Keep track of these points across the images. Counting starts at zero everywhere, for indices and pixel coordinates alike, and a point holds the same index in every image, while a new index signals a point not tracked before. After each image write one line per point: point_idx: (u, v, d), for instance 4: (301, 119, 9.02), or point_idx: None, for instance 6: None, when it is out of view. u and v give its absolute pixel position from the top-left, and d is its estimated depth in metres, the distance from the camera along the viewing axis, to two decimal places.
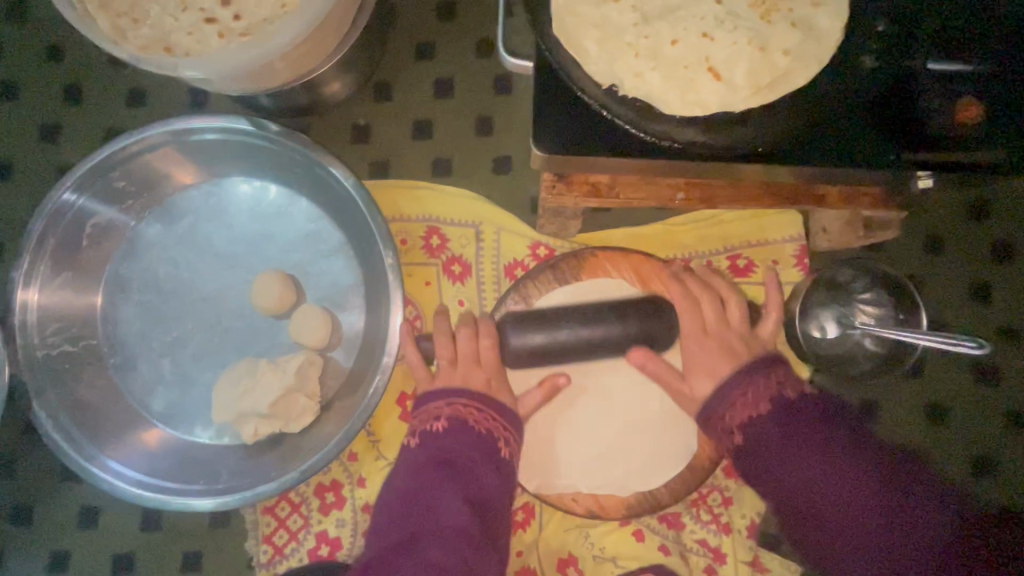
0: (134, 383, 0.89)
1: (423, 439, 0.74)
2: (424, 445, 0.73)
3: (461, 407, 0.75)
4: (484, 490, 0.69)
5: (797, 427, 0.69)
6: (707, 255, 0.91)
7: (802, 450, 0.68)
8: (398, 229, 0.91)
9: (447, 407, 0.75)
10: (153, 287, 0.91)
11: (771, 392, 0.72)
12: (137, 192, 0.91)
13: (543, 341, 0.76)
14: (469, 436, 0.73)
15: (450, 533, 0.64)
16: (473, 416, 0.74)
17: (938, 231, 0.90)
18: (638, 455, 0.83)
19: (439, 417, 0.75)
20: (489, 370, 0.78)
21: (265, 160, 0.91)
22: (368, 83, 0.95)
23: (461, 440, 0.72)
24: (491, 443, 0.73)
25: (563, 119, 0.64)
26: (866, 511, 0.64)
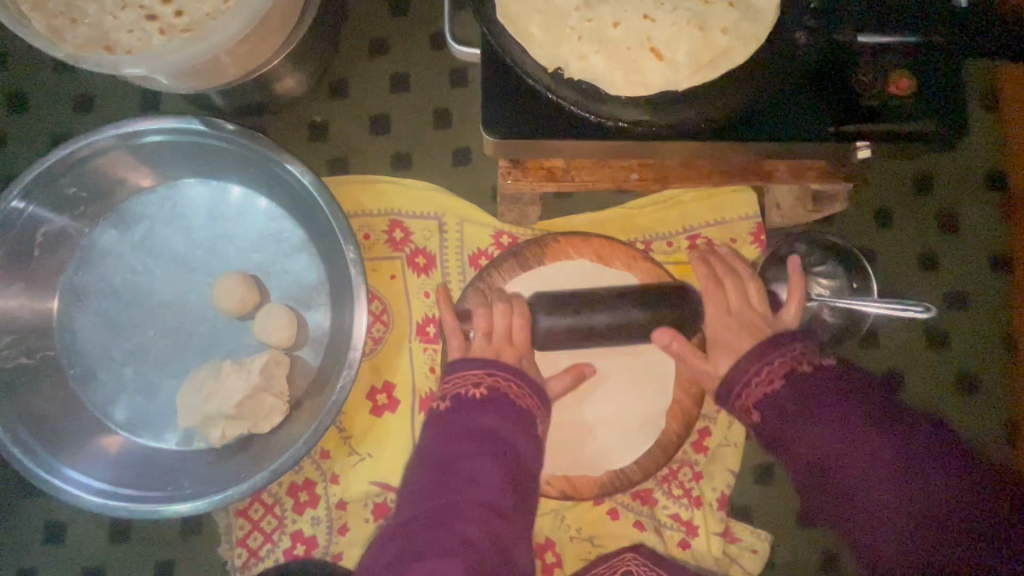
0: (96, 393, 0.87)
1: (453, 406, 0.69)
2: (459, 414, 0.68)
3: (498, 377, 0.70)
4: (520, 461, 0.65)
5: (822, 399, 0.62)
6: (668, 236, 0.92)
7: (827, 406, 0.62)
8: (360, 225, 0.91)
9: (487, 377, 0.70)
10: (111, 294, 0.89)
11: (788, 366, 0.65)
12: (90, 198, 0.89)
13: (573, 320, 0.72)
14: (507, 408, 0.68)
15: (484, 511, 0.60)
16: (511, 387, 0.70)
17: (885, 203, 0.93)
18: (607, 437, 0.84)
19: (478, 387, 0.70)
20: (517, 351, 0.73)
21: (221, 161, 0.90)
22: (323, 80, 0.95)
23: (499, 414, 0.67)
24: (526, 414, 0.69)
25: (512, 103, 0.65)
26: (878, 455, 0.59)
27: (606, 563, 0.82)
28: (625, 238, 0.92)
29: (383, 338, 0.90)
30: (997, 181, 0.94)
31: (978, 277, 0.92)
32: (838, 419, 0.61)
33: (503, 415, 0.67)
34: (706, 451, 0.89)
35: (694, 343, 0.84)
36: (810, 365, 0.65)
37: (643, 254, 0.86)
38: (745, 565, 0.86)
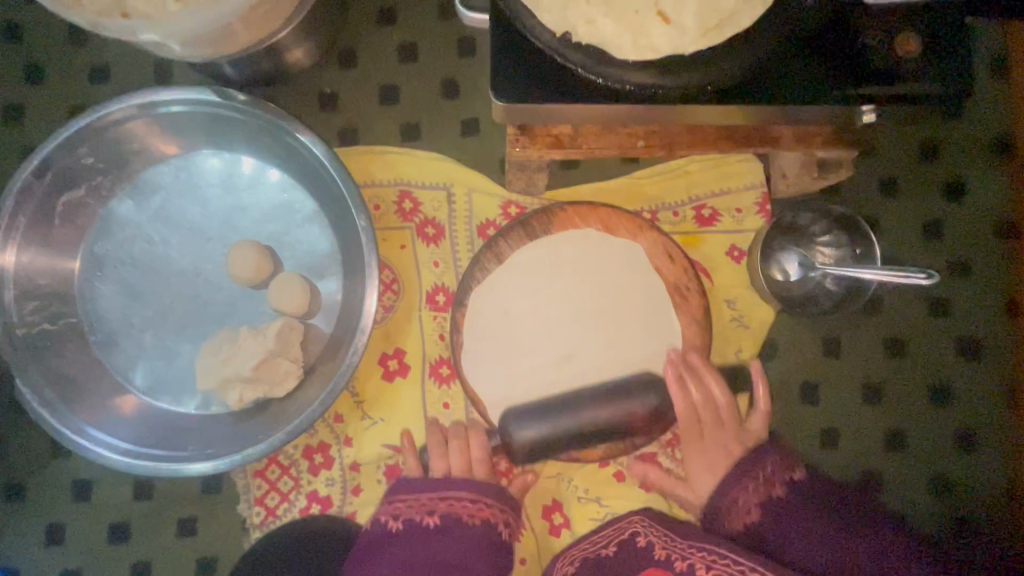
0: (118, 358, 0.90)
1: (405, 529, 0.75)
2: (409, 535, 0.75)
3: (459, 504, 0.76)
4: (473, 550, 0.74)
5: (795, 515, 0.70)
6: (675, 206, 0.93)
7: (802, 521, 0.69)
8: (370, 195, 0.93)
9: (442, 502, 0.77)
10: (130, 263, 0.92)
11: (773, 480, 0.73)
12: (107, 168, 0.91)
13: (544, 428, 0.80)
14: (463, 531, 0.75)
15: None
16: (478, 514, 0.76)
17: (891, 173, 0.93)
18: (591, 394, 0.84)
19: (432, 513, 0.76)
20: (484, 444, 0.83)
21: (233, 132, 0.91)
22: (332, 51, 0.96)
23: (458, 538, 0.74)
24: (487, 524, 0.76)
25: (520, 67, 0.66)
26: (861, 551, 0.67)
27: (615, 525, 0.81)
28: (632, 208, 0.93)
29: (393, 306, 0.92)
30: (1004, 149, 0.94)
31: (981, 245, 0.93)
32: (835, 521, 0.69)
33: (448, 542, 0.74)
34: None
35: (698, 310, 0.86)
36: (782, 488, 0.73)
37: (649, 223, 0.87)
38: None
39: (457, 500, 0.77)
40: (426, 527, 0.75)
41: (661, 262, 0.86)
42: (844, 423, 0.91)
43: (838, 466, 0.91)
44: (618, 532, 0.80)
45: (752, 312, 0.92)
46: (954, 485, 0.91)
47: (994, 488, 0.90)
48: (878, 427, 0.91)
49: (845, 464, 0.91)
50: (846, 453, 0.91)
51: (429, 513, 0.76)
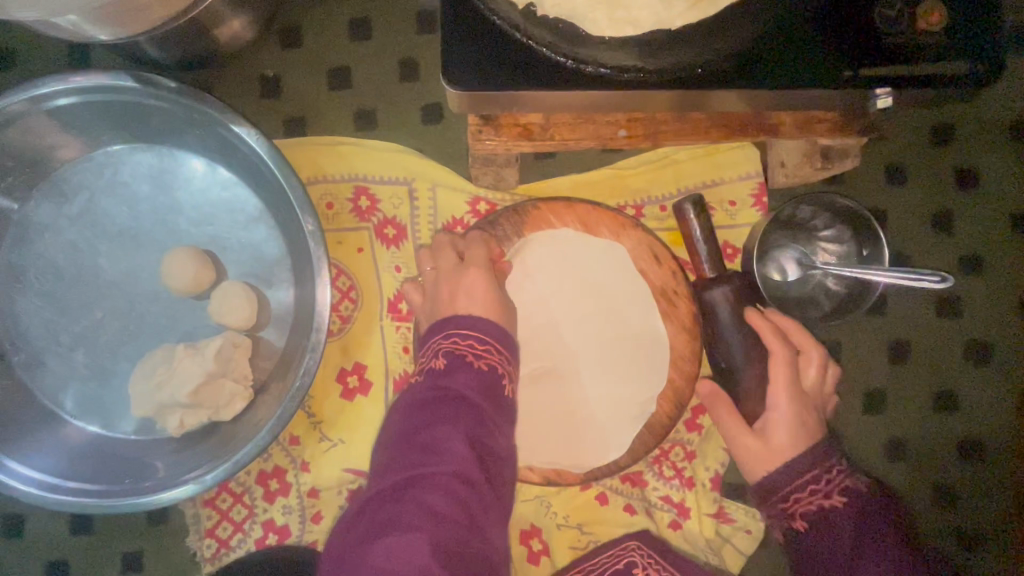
0: (46, 381, 0.81)
1: (428, 375, 0.66)
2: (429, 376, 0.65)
3: (455, 339, 0.68)
4: (488, 447, 0.60)
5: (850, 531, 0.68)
6: (662, 199, 0.84)
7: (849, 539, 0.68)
8: (321, 192, 0.83)
9: (447, 341, 0.68)
10: (52, 273, 0.82)
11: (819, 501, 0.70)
12: (17, 168, 0.79)
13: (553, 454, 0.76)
14: (465, 367, 0.65)
15: (451, 481, 0.56)
16: (472, 351, 0.67)
17: (899, 159, 0.84)
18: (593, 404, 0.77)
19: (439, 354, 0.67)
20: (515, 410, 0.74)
21: (161, 123, 0.80)
22: (273, 28, 0.84)
23: (463, 371, 0.65)
24: (492, 376, 0.66)
25: (478, 49, 0.55)
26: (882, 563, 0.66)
27: (610, 553, 0.77)
28: (614, 203, 0.84)
29: (352, 316, 0.83)
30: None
31: (995, 238, 0.85)
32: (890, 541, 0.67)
33: (481, 383, 0.64)
34: (700, 430, 0.84)
35: (688, 317, 0.77)
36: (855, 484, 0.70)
37: (633, 221, 0.78)
38: (737, 545, 0.83)
39: (466, 340, 0.68)
40: (432, 367, 0.66)
41: (646, 264, 0.77)
42: (843, 435, 0.85)
43: None
44: (612, 561, 0.77)
45: None
46: (959, 496, 0.85)
47: (1001, 497, 0.85)
48: (879, 438, 0.85)
49: None
50: None
51: (480, 356, 0.67)
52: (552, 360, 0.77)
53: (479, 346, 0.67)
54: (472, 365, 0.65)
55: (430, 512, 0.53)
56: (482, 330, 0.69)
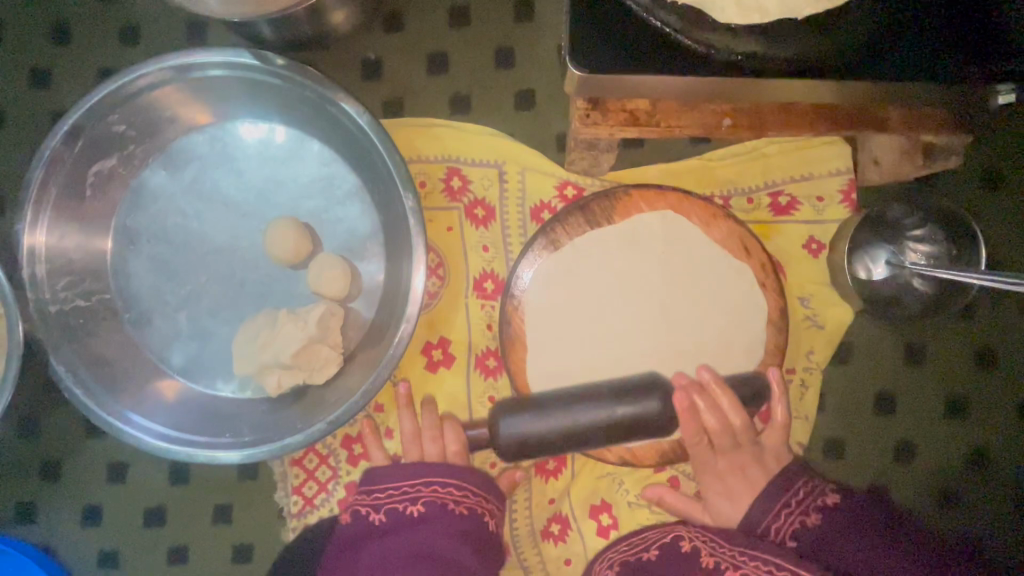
0: (152, 338, 0.87)
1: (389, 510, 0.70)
2: (393, 526, 0.69)
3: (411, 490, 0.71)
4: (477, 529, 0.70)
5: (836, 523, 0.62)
6: (748, 192, 0.85)
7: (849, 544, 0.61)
8: (417, 171, 0.86)
9: (419, 490, 0.71)
10: (162, 238, 0.87)
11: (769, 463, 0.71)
12: (138, 137, 0.85)
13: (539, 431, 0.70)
14: (441, 524, 0.69)
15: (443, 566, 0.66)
16: (444, 498, 0.71)
17: (997, 161, 0.83)
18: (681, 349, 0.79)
19: (415, 502, 0.71)
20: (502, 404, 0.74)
21: (272, 100, 0.84)
22: (377, 13, 0.87)
23: (443, 532, 0.68)
24: (472, 522, 0.71)
25: (602, 28, 0.56)
26: None
27: (657, 528, 0.75)
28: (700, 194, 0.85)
29: (439, 293, 0.86)
30: None
31: None
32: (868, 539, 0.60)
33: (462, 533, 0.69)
34: None
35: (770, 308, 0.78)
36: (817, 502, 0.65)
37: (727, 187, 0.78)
38: None
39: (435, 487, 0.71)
40: (410, 515, 0.70)
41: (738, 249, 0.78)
42: (922, 437, 0.84)
43: (914, 484, 0.84)
44: (660, 536, 0.74)
45: (827, 311, 0.85)
46: None
47: None
48: (958, 442, 0.84)
49: (923, 478, 0.84)
50: (922, 468, 0.84)
51: (460, 500, 0.71)
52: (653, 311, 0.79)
53: (459, 494, 0.71)
54: (451, 511, 0.70)
55: None
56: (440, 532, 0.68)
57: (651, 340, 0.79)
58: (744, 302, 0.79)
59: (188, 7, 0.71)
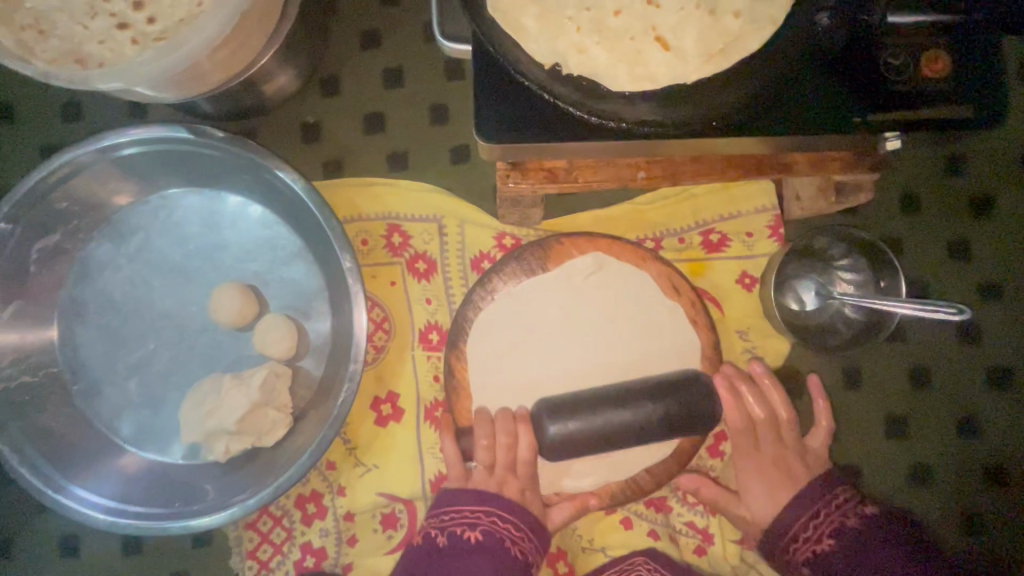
0: (101, 409, 0.87)
1: (449, 497, 0.76)
2: (460, 493, 0.76)
3: (476, 416, 0.76)
4: (506, 548, 0.72)
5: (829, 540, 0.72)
6: (680, 232, 0.87)
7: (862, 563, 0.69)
8: (357, 230, 0.88)
9: (468, 418, 0.75)
10: (109, 309, 0.88)
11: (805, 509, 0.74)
12: (82, 212, 0.87)
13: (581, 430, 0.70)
14: (484, 502, 0.74)
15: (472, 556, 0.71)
16: (495, 429, 0.75)
17: (915, 190, 0.87)
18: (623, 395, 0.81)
19: (464, 419, 0.74)
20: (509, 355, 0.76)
21: (213, 168, 0.86)
22: (313, 79, 0.90)
23: (480, 525, 0.73)
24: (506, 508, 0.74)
25: (504, 104, 0.61)
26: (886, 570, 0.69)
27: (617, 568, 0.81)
28: (634, 236, 0.87)
29: (385, 346, 0.88)
30: None
31: (1015, 266, 0.86)
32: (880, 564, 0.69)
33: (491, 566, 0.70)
34: (722, 456, 0.86)
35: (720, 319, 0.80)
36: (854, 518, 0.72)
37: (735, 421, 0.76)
38: (763, 572, 0.84)
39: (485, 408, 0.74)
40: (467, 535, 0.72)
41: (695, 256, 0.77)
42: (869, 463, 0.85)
43: None
44: None
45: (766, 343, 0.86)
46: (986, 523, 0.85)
47: None
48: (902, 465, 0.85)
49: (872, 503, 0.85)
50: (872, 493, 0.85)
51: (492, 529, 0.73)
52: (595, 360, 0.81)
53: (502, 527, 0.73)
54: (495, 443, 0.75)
55: None
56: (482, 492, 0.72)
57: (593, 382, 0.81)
58: (680, 342, 0.81)
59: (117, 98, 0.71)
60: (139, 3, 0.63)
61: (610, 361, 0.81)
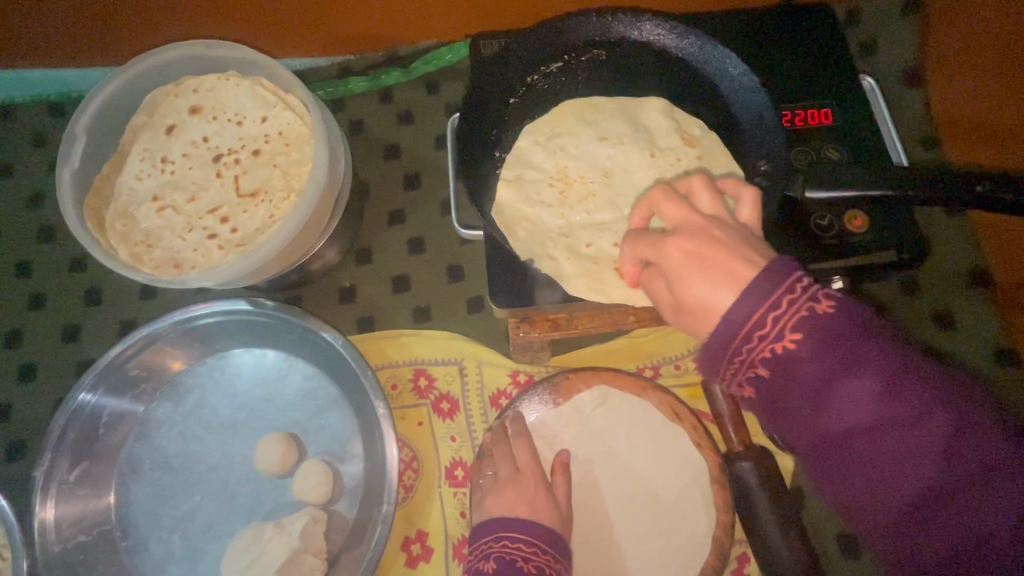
0: (145, 564, 0.91)
1: (483, 529, 0.80)
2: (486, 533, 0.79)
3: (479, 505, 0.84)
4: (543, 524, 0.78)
5: (847, 341, 0.51)
6: (675, 359, 0.97)
7: (812, 375, 0.52)
8: (388, 376, 0.99)
9: (489, 535, 0.78)
10: (163, 465, 0.96)
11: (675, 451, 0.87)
12: (149, 376, 1.00)
13: (588, 498, 0.87)
14: (503, 532, 0.77)
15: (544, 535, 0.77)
16: (496, 542, 0.77)
17: (882, 304, 0.98)
18: (641, 522, 0.85)
19: (492, 541, 0.77)
20: (516, 485, 0.82)
21: (264, 332, 1.01)
22: (351, 250, 1.07)
23: (504, 525, 0.78)
24: (532, 506, 0.80)
25: (515, 281, 0.80)
26: (866, 375, 0.51)
27: None
28: (634, 366, 0.97)
29: (414, 485, 0.94)
30: (985, 278, 0.98)
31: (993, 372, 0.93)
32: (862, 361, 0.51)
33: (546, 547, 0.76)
34: None
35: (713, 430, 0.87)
36: (686, 470, 0.86)
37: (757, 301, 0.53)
38: None
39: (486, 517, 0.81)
40: (500, 554, 0.75)
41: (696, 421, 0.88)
42: None
43: None
44: None
45: None
46: None
47: None
48: None
49: None
50: None
51: (529, 556, 0.74)
52: (610, 486, 0.87)
53: (528, 550, 0.75)
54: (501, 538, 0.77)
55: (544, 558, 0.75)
56: (517, 528, 0.77)
57: (609, 508, 0.86)
58: (689, 463, 0.87)
59: (251, 280, 0.85)
60: (225, 218, 0.82)
61: (624, 489, 0.87)
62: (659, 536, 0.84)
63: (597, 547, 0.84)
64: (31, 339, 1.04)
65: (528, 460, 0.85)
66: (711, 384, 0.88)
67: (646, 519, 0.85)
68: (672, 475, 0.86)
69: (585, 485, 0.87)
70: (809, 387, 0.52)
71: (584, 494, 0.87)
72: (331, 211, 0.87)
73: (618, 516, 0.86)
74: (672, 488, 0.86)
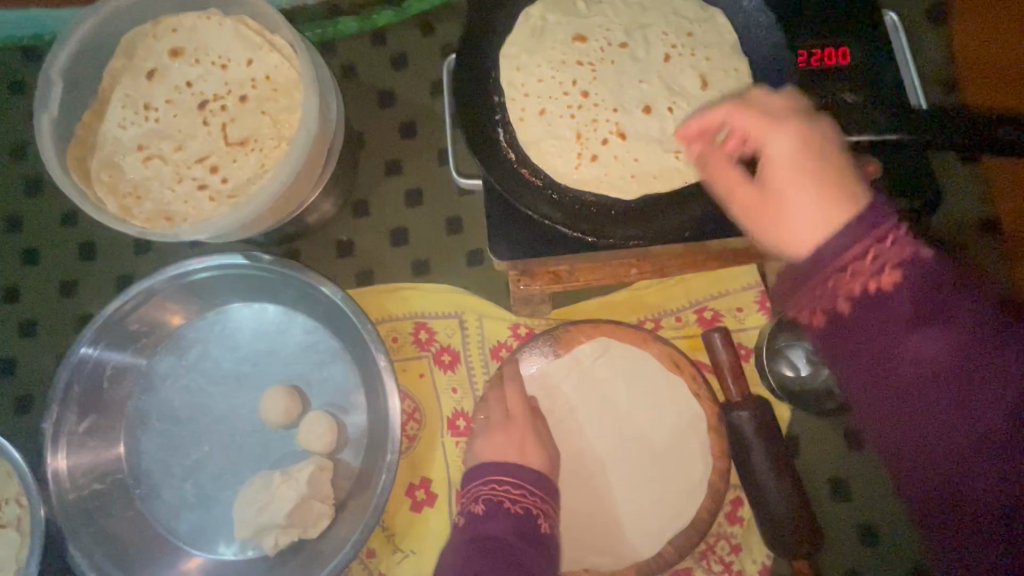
0: (159, 510, 0.95)
1: (474, 472, 0.81)
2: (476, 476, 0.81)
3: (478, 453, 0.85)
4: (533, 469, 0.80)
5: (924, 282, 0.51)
6: (676, 311, 0.97)
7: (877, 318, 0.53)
8: (388, 330, 0.99)
9: (478, 477, 0.80)
10: (170, 417, 0.98)
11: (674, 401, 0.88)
12: (150, 330, 1.00)
13: (587, 447, 0.89)
14: (494, 476, 0.79)
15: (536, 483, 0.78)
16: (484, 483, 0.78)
17: None
18: (639, 470, 0.87)
19: (481, 482, 0.79)
20: (514, 434, 0.83)
21: (263, 286, 1.00)
22: (347, 202, 1.05)
23: (495, 468, 0.79)
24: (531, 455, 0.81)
25: (517, 232, 0.78)
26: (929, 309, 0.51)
27: None
28: (634, 318, 0.97)
29: (417, 435, 0.96)
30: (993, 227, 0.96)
31: None
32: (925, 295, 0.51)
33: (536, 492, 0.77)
34: (741, 523, 0.90)
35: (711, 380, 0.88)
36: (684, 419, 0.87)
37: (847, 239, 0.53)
38: None
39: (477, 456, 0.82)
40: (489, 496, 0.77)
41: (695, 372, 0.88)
42: (881, 518, 0.90)
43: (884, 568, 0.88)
44: None
45: None
46: None
47: None
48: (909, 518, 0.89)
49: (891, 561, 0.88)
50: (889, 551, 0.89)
51: (517, 500, 0.76)
52: (609, 436, 0.89)
53: (517, 493, 0.77)
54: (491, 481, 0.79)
55: (533, 504, 0.76)
56: (508, 471, 0.78)
57: (607, 455, 0.88)
58: (688, 413, 0.88)
59: (246, 233, 0.83)
60: (214, 167, 0.79)
61: (623, 439, 0.89)
62: (657, 482, 0.86)
63: (595, 492, 0.87)
64: (28, 294, 1.03)
65: (529, 411, 0.86)
66: (713, 334, 0.88)
67: (643, 466, 0.88)
68: (671, 424, 0.88)
69: (585, 434, 0.89)
70: (881, 327, 0.53)
71: (582, 443, 0.89)
72: (324, 161, 0.84)
73: (616, 464, 0.88)
74: (671, 438, 0.87)
